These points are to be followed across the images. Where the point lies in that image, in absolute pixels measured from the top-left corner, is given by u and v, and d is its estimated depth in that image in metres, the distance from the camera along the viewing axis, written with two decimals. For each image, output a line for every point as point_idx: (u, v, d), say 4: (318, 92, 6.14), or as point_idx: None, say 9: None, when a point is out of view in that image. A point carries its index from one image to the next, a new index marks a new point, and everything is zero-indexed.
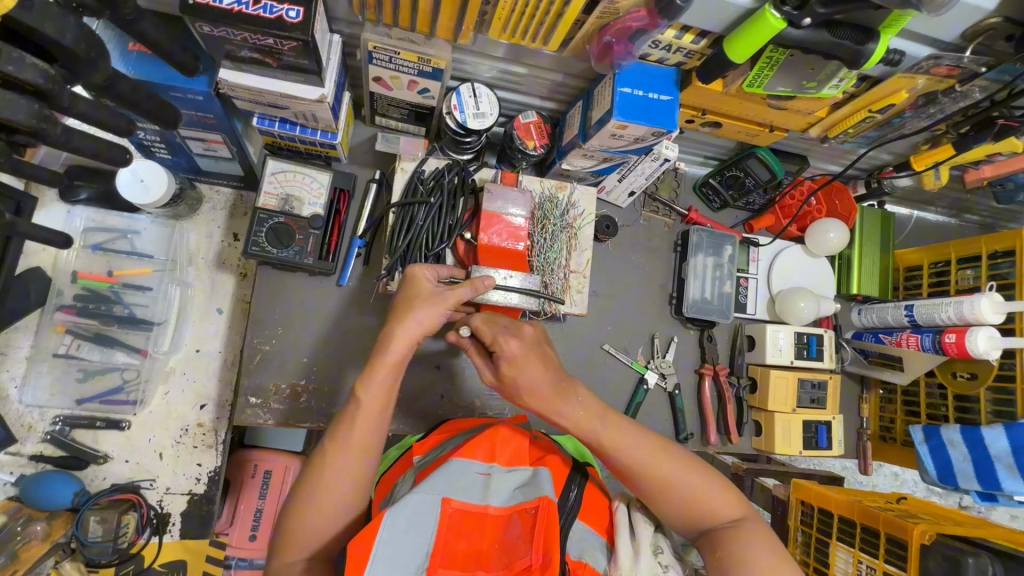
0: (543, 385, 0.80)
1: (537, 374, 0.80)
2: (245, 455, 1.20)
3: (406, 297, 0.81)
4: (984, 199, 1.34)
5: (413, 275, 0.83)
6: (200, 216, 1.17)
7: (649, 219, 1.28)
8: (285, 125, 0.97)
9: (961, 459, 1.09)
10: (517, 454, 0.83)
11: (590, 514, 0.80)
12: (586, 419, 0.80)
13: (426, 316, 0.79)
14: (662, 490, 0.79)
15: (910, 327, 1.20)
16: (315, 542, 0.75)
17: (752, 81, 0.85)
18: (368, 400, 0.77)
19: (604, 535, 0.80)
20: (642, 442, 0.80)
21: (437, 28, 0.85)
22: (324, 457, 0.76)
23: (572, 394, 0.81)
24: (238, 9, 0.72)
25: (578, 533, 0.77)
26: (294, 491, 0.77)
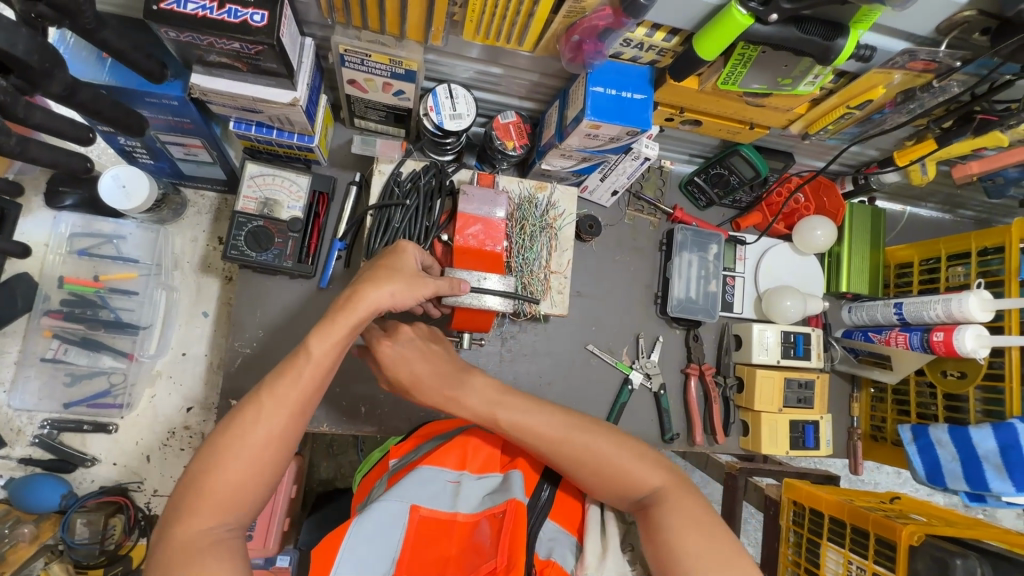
0: (426, 375, 0.85)
1: (420, 366, 0.86)
2: None
3: (388, 264, 0.79)
4: (977, 194, 1.31)
5: (401, 248, 0.81)
6: (184, 220, 1.18)
7: (633, 218, 1.27)
8: (261, 129, 0.97)
9: (949, 459, 1.07)
10: (488, 462, 0.85)
11: (562, 514, 0.81)
12: (482, 402, 0.83)
13: (402, 295, 0.77)
14: (590, 477, 0.77)
15: (900, 325, 1.19)
16: (233, 507, 0.66)
17: (727, 79, 0.84)
18: (318, 354, 0.73)
19: (576, 535, 0.80)
20: (561, 423, 0.80)
21: (407, 30, 0.85)
22: (254, 413, 0.69)
23: (473, 382, 0.85)
24: (203, 15, 0.73)
25: (550, 534, 0.78)
26: (211, 447, 0.68)
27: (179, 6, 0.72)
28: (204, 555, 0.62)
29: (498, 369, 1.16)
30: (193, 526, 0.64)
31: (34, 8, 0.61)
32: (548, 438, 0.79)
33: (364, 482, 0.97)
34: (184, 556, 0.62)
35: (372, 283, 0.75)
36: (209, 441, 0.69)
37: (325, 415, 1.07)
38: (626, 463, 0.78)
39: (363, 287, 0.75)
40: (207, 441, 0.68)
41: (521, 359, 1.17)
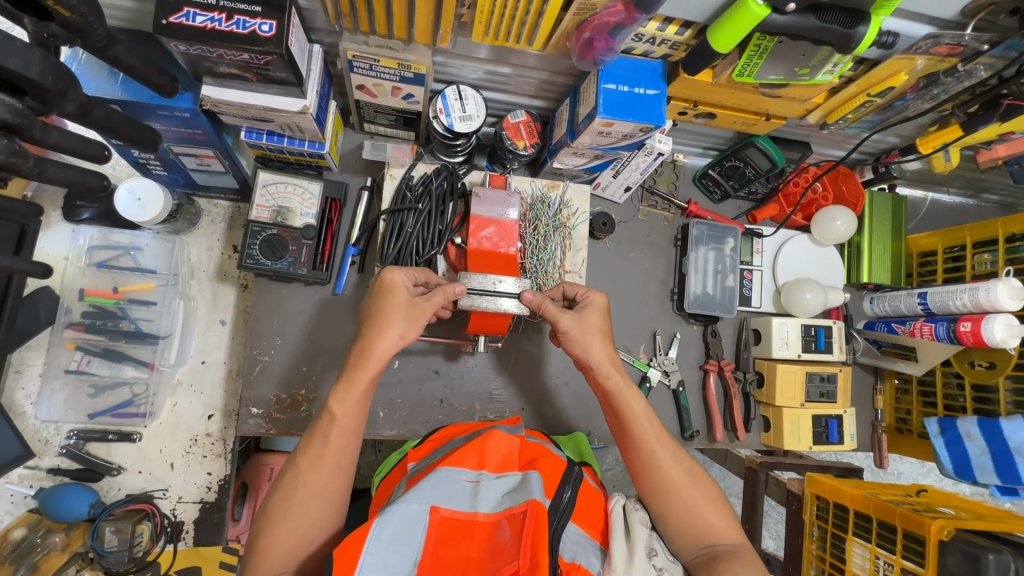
0: (601, 358, 0.90)
1: (598, 346, 0.90)
2: (262, 459, 1.22)
3: (380, 304, 0.82)
4: (1001, 178, 1.27)
5: (387, 280, 0.83)
6: (198, 229, 1.19)
7: (647, 214, 1.25)
8: (272, 137, 0.97)
9: (979, 453, 1.05)
10: (505, 460, 0.86)
11: (583, 516, 0.81)
12: (626, 408, 0.88)
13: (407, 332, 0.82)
14: (671, 505, 0.83)
15: (924, 315, 1.16)
16: (297, 556, 0.73)
17: (742, 70, 0.82)
18: (342, 417, 0.77)
19: (598, 539, 0.80)
20: (670, 455, 0.86)
21: (415, 34, 0.84)
22: (297, 468, 0.76)
23: (628, 389, 0.89)
24: (211, 27, 0.73)
25: (572, 534, 0.77)
26: (267, 507, 0.75)
27: (187, 19, 0.72)
28: None
29: (514, 369, 1.16)
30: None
31: (46, 28, 0.62)
32: (652, 452, 0.85)
33: (384, 483, 0.97)
34: None
35: (376, 333, 0.81)
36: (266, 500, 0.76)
37: None
38: (709, 512, 0.83)
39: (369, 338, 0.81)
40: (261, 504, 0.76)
41: (538, 359, 1.17)
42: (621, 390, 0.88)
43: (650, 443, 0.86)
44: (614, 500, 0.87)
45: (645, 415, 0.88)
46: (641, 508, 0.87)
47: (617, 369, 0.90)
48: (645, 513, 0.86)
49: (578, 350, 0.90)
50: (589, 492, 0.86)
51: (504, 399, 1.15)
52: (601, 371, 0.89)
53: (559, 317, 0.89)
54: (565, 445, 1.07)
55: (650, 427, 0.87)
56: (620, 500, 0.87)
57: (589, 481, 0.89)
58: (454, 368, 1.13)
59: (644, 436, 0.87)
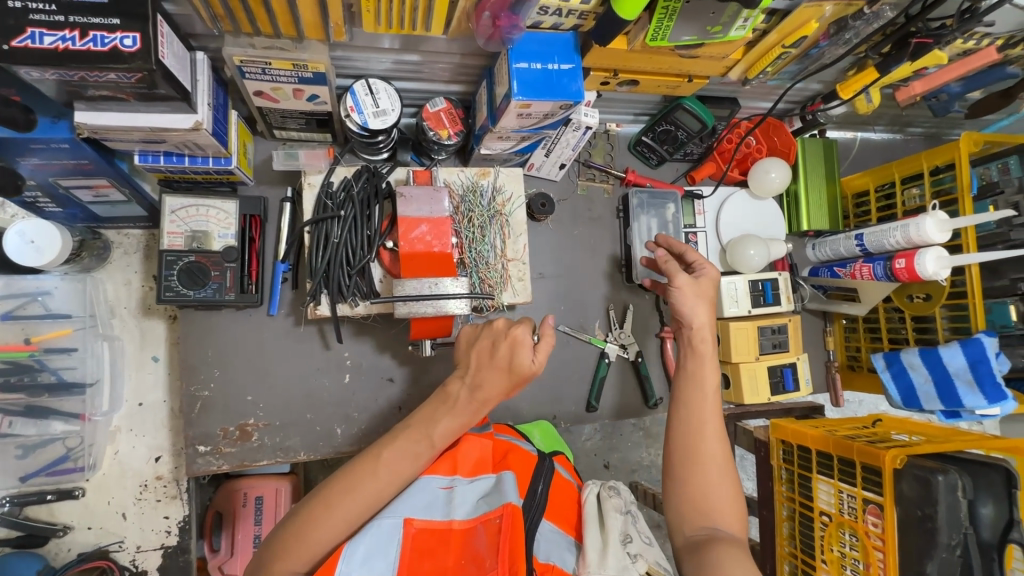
0: (704, 325, 0.91)
1: (700, 312, 0.91)
2: (233, 484, 1.18)
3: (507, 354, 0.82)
4: (924, 111, 1.29)
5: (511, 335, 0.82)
6: (112, 264, 1.11)
7: (586, 188, 1.23)
8: (171, 158, 0.89)
9: (923, 381, 1.09)
10: (479, 464, 0.84)
11: (554, 512, 0.80)
12: (704, 382, 0.88)
13: (516, 359, 0.81)
14: (693, 478, 0.81)
15: (863, 256, 1.19)
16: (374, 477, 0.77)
17: (654, 34, 0.79)
18: (439, 433, 0.80)
19: (572, 533, 0.80)
20: (713, 437, 0.84)
21: (304, 30, 0.77)
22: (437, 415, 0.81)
23: (708, 362, 0.90)
24: (63, 47, 0.64)
25: (546, 533, 0.77)
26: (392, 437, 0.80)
27: (32, 41, 0.64)
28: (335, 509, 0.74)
29: None
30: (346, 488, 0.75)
31: None
32: (704, 423, 0.85)
33: None
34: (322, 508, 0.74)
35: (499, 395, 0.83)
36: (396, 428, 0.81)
37: (299, 443, 1.03)
38: (721, 496, 0.80)
39: (450, 380, 0.85)
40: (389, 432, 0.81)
41: None
42: (705, 355, 0.90)
43: (706, 414, 0.85)
44: (588, 490, 0.87)
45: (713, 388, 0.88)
46: (615, 495, 0.86)
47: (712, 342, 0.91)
48: (619, 499, 0.85)
49: (684, 307, 0.91)
50: (562, 484, 0.86)
51: None
52: (699, 333, 0.91)
53: (675, 274, 0.92)
54: (532, 434, 1.03)
55: (711, 400, 0.87)
56: (593, 489, 0.87)
57: (561, 473, 0.88)
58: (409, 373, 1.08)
59: (703, 405, 0.86)
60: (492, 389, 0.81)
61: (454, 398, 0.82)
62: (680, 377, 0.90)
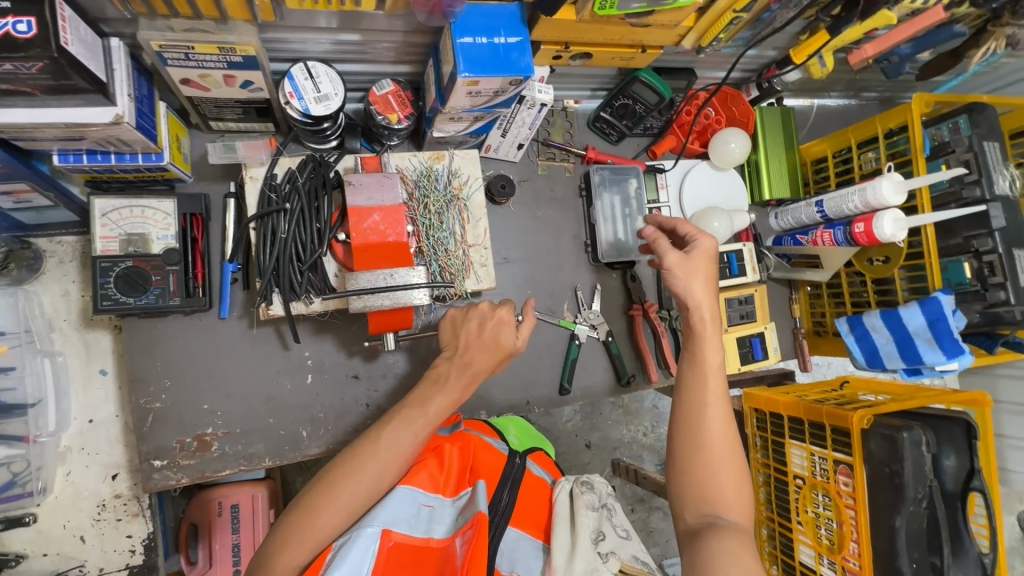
0: (705, 305, 0.86)
1: (700, 290, 0.86)
2: (206, 495, 1.13)
3: (494, 332, 0.82)
4: (877, 74, 1.30)
5: (495, 314, 0.83)
6: (45, 275, 1.03)
7: (547, 168, 1.20)
8: (94, 157, 0.83)
9: (885, 342, 1.11)
10: (461, 478, 0.83)
11: (522, 517, 0.78)
12: (709, 365, 0.84)
13: (505, 336, 0.83)
14: (697, 465, 0.81)
15: (823, 222, 1.19)
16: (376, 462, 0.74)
17: (603, 2, 0.77)
18: (435, 411, 0.78)
19: (541, 536, 0.78)
20: (719, 424, 0.82)
21: (227, 9, 0.71)
22: (432, 394, 0.79)
23: (712, 342, 0.85)
24: None
25: (511, 543, 0.75)
26: (388, 419, 0.77)
27: None
28: (335, 499, 0.71)
29: None
30: (350, 475, 0.73)
31: None
32: (709, 411, 0.82)
33: None
34: (323, 497, 0.71)
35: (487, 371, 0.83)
36: (390, 412, 0.79)
37: (263, 449, 0.99)
38: (725, 485, 0.79)
39: (439, 362, 0.84)
40: (382, 415, 0.78)
41: None
42: (708, 338, 0.85)
43: (709, 401, 0.83)
44: (560, 487, 0.85)
45: (718, 371, 0.85)
46: (586, 491, 0.84)
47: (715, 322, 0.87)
48: (592, 495, 0.83)
49: (680, 289, 0.86)
50: (533, 483, 0.84)
51: None
52: (697, 314, 0.86)
53: (665, 254, 0.88)
54: (507, 430, 0.99)
55: (716, 385, 0.84)
56: (565, 486, 0.85)
57: (534, 471, 0.87)
58: (374, 369, 1.04)
59: (706, 390, 0.83)
60: (482, 366, 0.82)
61: (445, 376, 0.81)
62: (683, 361, 0.87)
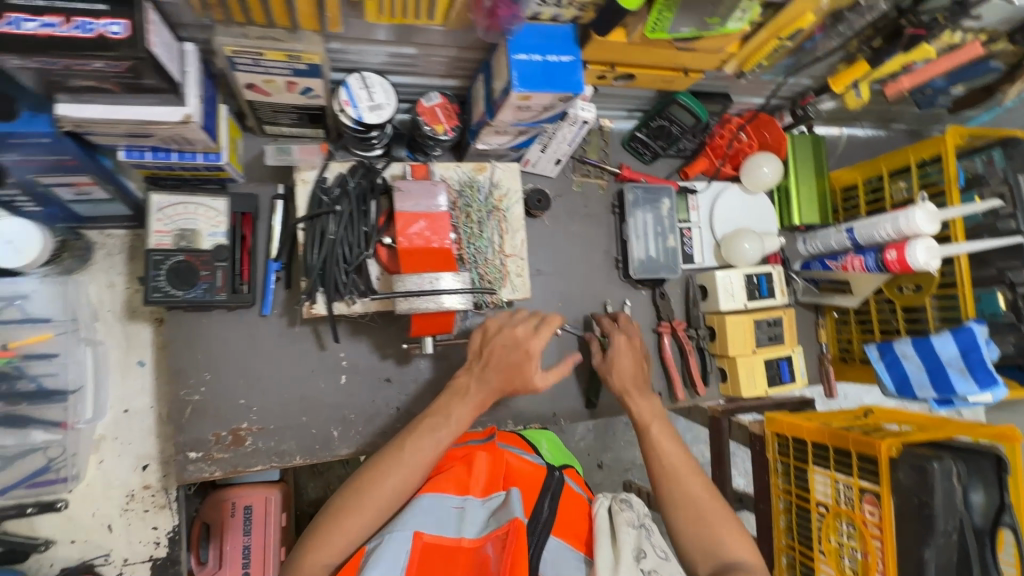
0: (630, 381, 0.99)
1: (628, 370, 1.00)
2: (220, 496, 1.15)
3: (523, 359, 0.85)
4: (908, 107, 1.32)
5: (527, 348, 0.85)
6: (94, 265, 1.07)
7: (581, 184, 1.22)
8: (158, 154, 0.86)
9: (916, 370, 1.10)
10: (492, 481, 0.82)
11: (562, 527, 0.78)
12: (651, 422, 0.93)
13: (530, 350, 0.85)
14: (688, 519, 0.82)
15: (853, 249, 1.21)
16: (404, 465, 0.77)
17: (654, 26, 0.79)
18: (457, 420, 0.82)
19: (582, 549, 0.77)
20: (686, 472, 0.86)
21: (298, 20, 0.75)
22: (451, 406, 0.83)
23: (644, 406, 0.95)
24: (46, 33, 0.61)
25: (552, 553, 0.74)
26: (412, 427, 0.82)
27: (12, 27, 0.61)
28: (362, 501, 0.75)
29: None
30: (380, 478, 0.76)
31: None
32: (672, 466, 0.87)
33: None
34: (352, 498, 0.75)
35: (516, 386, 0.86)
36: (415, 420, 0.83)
37: (294, 446, 1.00)
38: (721, 532, 0.80)
39: (458, 376, 0.89)
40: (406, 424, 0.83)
41: None
42: (645, 407, 0.95)
43: (669, 457, 0.88)
44: (599, 502, 0.83)
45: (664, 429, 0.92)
46: (627, 507, 0.82)
47: (642, 396, 0.98)
48: (632, 513, 0.81)
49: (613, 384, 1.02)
50: (573, 497, 0.83)
51: None
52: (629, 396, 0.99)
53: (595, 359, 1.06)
54: (540, 444, 1.00)
55: (671, 442, 0.90)
56: (604, 502, 0.83)
57: (572, 485, 0.86)
58: (406, 373, 1.06)
59: (664, 447, 0.89)
60: (502, 383, 0.85)
61: (466, 388, 0.85)
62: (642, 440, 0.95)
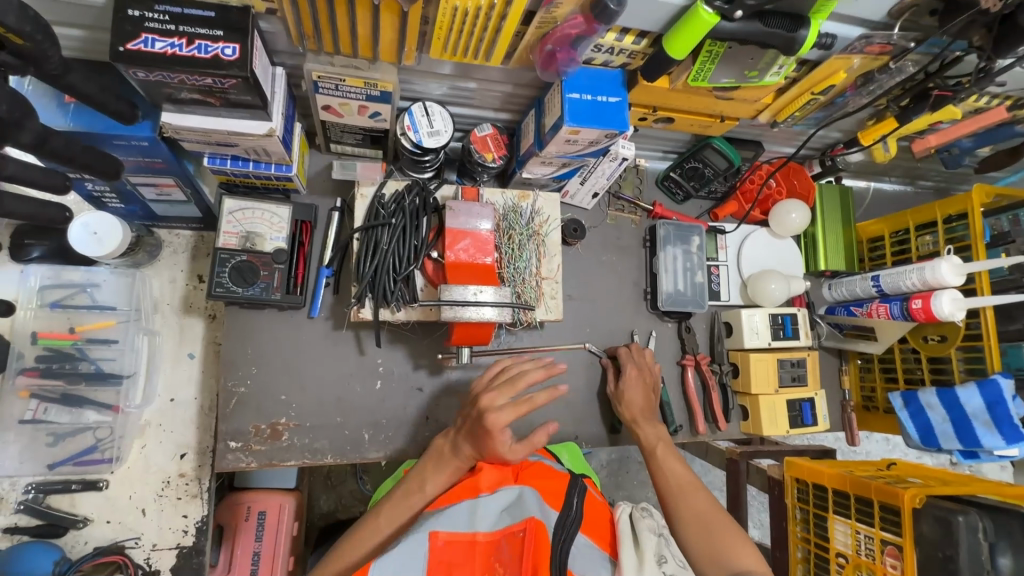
0: (638, 410, 1.06)
1: (637, 395, 1.07)
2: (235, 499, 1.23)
3: (480, 437, 0.82)
4: (934, 165, 1.38)
5: (487, 427, 0.81)
6: (160, 261, 1.15)
7: (615, 218, 1.28)
8: (236, 162, 0.95)
9: (941, 421, 1.11)
10: (501, 475, 0.81)
11: (590, 527, 0.81)
12: (656, 446, 0.98)
13: (487, 427, 0.81)
14: (694, 528, 0.84)
15: (879, 297, 1.23)
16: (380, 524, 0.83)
17: (696, 76, 0.87)
18: (432, 489, 0.84)
19: (607, 550, 0.80)
20: (689, 487, 0.89)
21: (379, 52, 0.85)
22: (428, 473, 0.86)
23: (649, 433, 1.02)
24: (171, 52, 0.71)
25: (582, 548, 0.77)
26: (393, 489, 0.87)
27: (145, 45, 0.71)
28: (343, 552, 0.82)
29: None
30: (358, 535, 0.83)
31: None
32: (677, 483, 0.91)
33: None
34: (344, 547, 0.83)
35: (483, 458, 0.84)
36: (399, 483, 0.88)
37: (327, 445, 1.04)
38: (726, 540, 0.81)
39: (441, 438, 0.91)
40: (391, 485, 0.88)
41: None
42: (649, 433, 1.02)
43: (672, 476, 0.92)
44: (621, 509, 0.88)
45: (669, 453, 0.97)
46: (647, 516, 0.87)
47: (647, 421, 1.04)
48: (652, 521, 0.87)
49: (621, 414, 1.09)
50: (591, 501, 0.85)
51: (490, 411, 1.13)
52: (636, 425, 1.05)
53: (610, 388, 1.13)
54: (560, 455, 1.03)
55: (674, 463, 0.94)
56: (626, 509, 0.88)
57: (593, 492, 0.88)
58: (438, 384, 1.11)
59: (668, 468, 0.94)
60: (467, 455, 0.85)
61: (444, 452, 0.87)
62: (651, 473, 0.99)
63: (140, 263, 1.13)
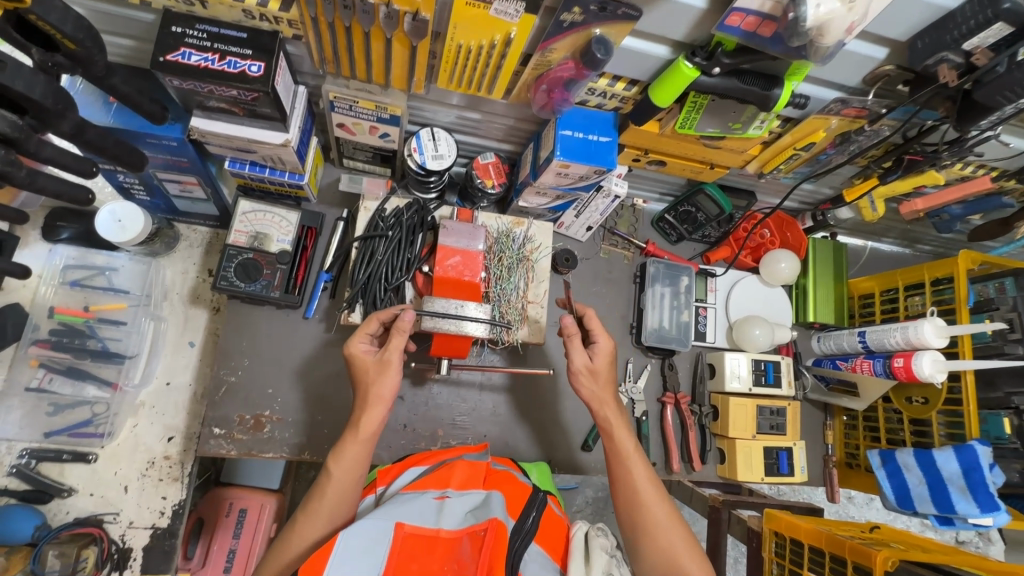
0: (602, 390, 0.96)
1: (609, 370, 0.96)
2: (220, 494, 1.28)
3: (360, 377, 0.91)
4: (929, 229, 1.40)
5: (351, 355, 0.91)
6: (176, 253, 1.23)
7: (608, 252, 1.33)
8: (255, 168, 1.03)
9: (917, 483, 1.09)
10: (470, 479, 0.87)
11: (545, 538, 0.83)
12: (617, 427, 0.94)
13: (349, 355, 0.92)
14: (649, 537, 0.86)
15: (864, 352, 1.24)
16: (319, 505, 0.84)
17: (683, 123, 0.92)
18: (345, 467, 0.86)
19: (558, 561, 0.82)
20: (650, 492, 0.90)
21: (392, 80, 0.93)
22: (342, 449, 0.87)
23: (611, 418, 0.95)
24: (204, 65, 0.80)
25: (534, 556, 0.79)
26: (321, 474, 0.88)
27: (182, 57, 0.80)
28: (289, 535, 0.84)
29: (477, 397, 1.18)
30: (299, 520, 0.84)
31: (52, 58, 0.71)
32: (638, 489, 0.90)
33: None
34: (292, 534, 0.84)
35: (363, 403, 0.89)
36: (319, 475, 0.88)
37: (305, 441, 1.08)
38: (682, 557, 0.85)
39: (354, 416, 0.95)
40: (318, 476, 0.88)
41: (502, 388, 1.20)
42: (612, 421, 0.95)
43: (638, 481, 0.90)
44: (577, 526, 0.88)
45: (635, 450, 0.93)
46: (604, 534, 0.86)
47: (613, 408, 0.96)
48: (607, 540, 0.85)
49: (584, 389, 0.97)
50: (553, 517, 0.87)
51: (467, 426, 1.16)
52: (601, 410, 0.96)
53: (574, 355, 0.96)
54: (530, 471, 1.06)
55: (636, 463, 0.92)
56: (582, 527, 0.87)
57: (554, 508, 0.90)
58: (419, 394, 1.15)
59: (633, 473, 0.91)
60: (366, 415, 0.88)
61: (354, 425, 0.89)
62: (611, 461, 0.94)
63: (157, 254, 1.20)
